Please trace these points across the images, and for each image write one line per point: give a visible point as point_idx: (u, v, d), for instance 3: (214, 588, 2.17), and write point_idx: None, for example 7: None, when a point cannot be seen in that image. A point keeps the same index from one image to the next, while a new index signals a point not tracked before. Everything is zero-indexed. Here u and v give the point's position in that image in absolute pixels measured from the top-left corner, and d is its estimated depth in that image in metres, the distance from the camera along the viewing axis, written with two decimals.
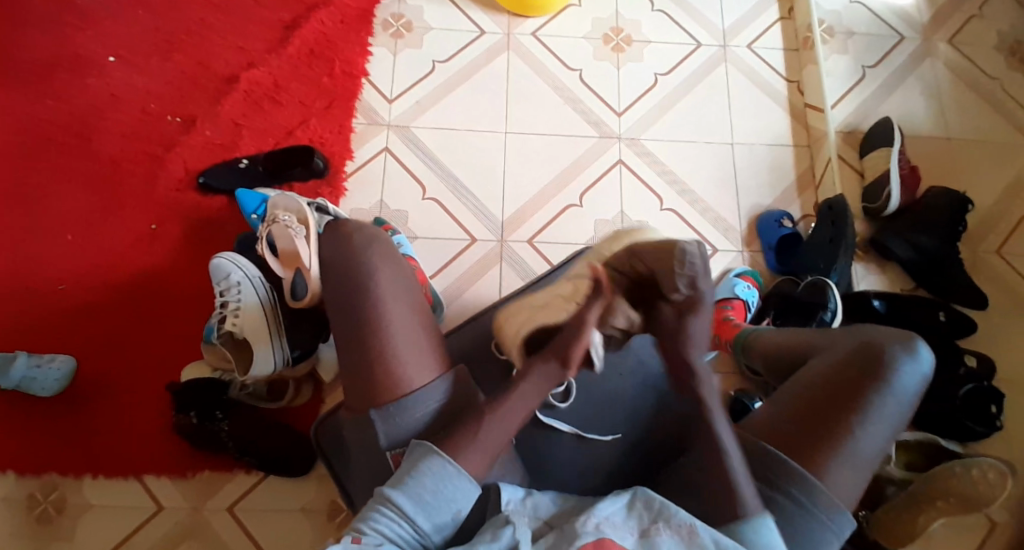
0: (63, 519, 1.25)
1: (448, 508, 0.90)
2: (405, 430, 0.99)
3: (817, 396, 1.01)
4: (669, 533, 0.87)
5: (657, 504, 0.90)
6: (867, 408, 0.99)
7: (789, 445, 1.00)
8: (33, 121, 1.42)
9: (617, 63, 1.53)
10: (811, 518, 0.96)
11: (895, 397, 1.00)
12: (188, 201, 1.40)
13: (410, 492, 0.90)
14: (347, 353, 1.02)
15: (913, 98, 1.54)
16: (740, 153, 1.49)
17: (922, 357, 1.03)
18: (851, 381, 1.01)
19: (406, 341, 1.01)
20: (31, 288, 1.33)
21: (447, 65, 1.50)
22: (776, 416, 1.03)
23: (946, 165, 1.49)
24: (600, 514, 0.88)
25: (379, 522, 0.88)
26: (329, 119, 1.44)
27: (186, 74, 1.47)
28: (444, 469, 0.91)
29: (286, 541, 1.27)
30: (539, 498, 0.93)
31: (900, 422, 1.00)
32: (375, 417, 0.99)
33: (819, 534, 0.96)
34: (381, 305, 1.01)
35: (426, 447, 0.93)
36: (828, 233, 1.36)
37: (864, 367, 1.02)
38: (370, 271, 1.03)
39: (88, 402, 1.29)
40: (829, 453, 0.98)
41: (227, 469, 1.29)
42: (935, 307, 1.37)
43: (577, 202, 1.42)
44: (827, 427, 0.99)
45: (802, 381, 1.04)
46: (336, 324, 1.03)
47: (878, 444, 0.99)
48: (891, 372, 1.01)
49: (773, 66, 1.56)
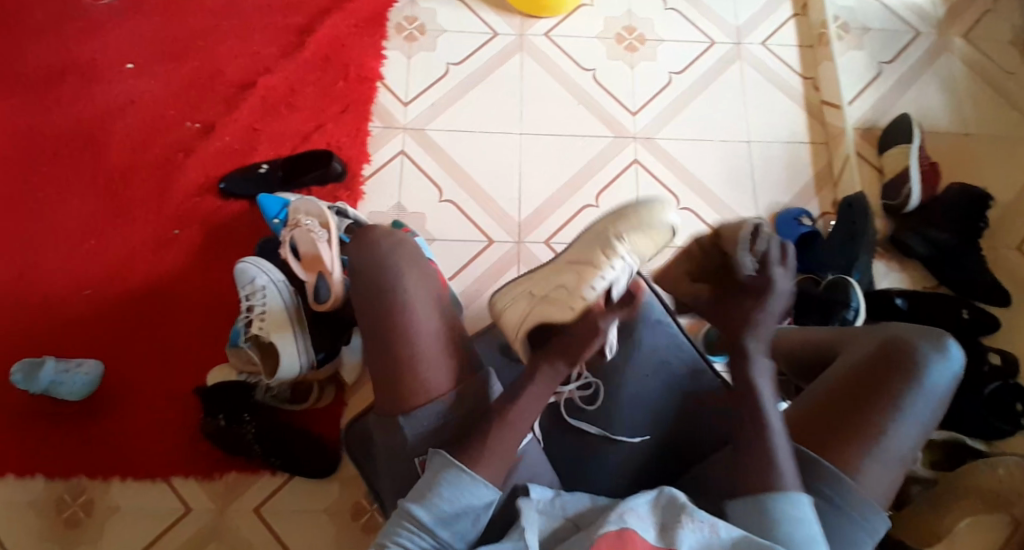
0: (92, 521, 1.27)
1: (468, 516, 0.92)
2: (433, 433, 1.00)
3: (846, 394, 1.01)
4: (691, 527, 0.87)
5: (679, 502, 0.90)
6: (897, 407, 0.99)
7: (818, 444, 1.00)
8: (58, 129, 1.45)
9: (630, 62, 1.54)
10: (843, 518, 0.97)
11: (925, 394, 1.00)
12: (209, 206, 1.41)
13: (429, 505, 0.91)
14: (375, 358, 1.03)
15: (930, 93, 1.53)
16: (757, 150, 1.49)
17: (951, 353, 1.03)
18: (881, 377, 1.01)
19: (434, 345, 1.02)
20: (58, 294, 1.36)
21: (462, 67, 1.51)
22: (804, 415, 1.03)
23: (964, 159, 1.48)
24: (626, 508, 0.89)
25: (401, 537, 0.91)
26: (346, 123, 1.46)
27: (205, 81, 1.49)
28: (462, 481, 0.92)
29: (310, 542, 1.28)
30: (568, 498, 0.94)
31: (930, 419, 1.00)
32: (403, 422, 1.00)
33: (851, 532, 0.97)
34: (407, 310, 1.02)
35: (444, 457, 0.94)
36: (847, 232, 1.37)
37: (893, 364, 1.01)
38: (395, 276, 1.03)
39: (115, 406, 1.31)
40: (859, 452, 0.98)
41: (252, 471, 1.31)
42: (957, 303, 1.37)
43: (593, 202, 1.43)
44: (857, 426, 0.99)
45: (830, 380, 1.04)
46: (364, 329, 1.04)
47: (908, 442, 0.99)
48: (921, 369, 1.01)
49: (788, 62, 1.56)
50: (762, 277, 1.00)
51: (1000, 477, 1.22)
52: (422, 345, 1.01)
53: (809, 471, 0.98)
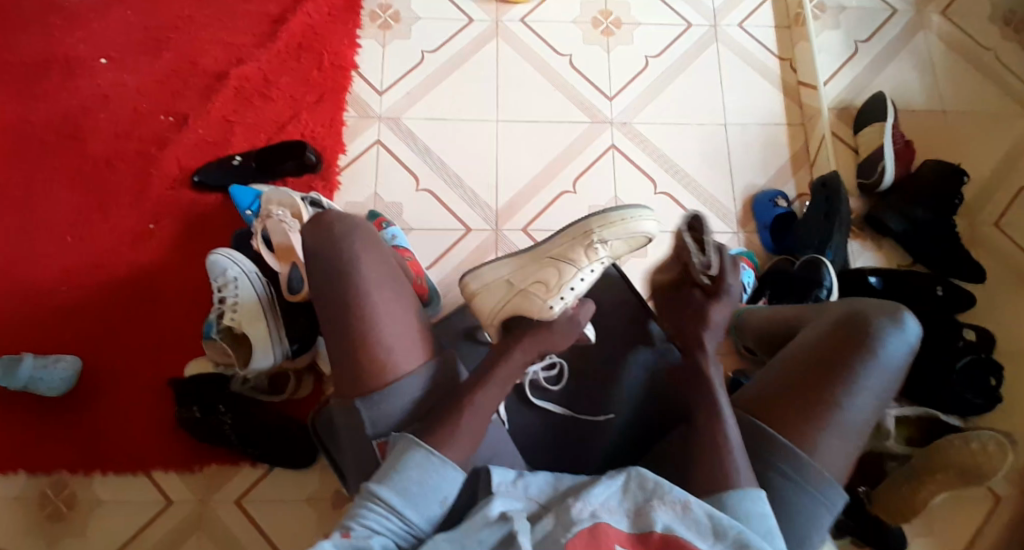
0: (73, 515, 1.27)
1: (435, 498, 0.93)
2: (391, 414, 1.02)
3: (804, 370, 1.03)
4: (664, 509, 0.90)
5: (650, 484, 0.91)
6: (852, 380, 1.00)
7: (775, 418, 1.01)
8: (29, 124, 1.44)
9: (607, 46, 1.53)
10: (799, 490, 0.98)
11: (881, 366, 1.01)
12: (183, 200, 1.41)
13: (395, 486, 0.92)
14: (335, 342, 1.05)
15: (906, 72, 1.53)
16: (734, 132, 1.49)
17: (906, 326, 1.04)
18: (836, 351, 1.02)
19: (393, 327, 1.04)
20: (33, 289, 1.35)
21: (436, 54, 1.50)
22: (762, 388, 1.04)
23: (941, 138, 1.48)
24: (594, 501, 0.89)
25: (367, 517, 0.90)
26: (321, 113, 1.45)
27: (178, 73, 1.47)
28: (429, 461, 0.94)
29: (293, 531, 1.29)
30: (530, 478, 0.96)
31: (887, 392, 1.02)
32: (359, 405, 1.02)
33: (806, 502, 0.98)
34: (365, 293, 1.04)
35: (410, 439, 0.96)
36: (822, 213, 1.37)
37: (850, 337, 1.03)
38: (354, 261, 1.05)
39: (92, 400, 1.32)
40: (815, 425, 0.99)
41: (233, 463, 1.32)
42: (931, 280, 1.38)
43: (570, 188, 1.43)
44: (813, 399, 1.00)
45: (790, 354, 1.06)
46: (323, 314, 1.06)
47: (864, 414, 1.00)
48: (877, 341, 1.02)
49: (765, 43, 1.55)
50: (717, 286, 1.07)
51: (973, 450, 1.23)
52: (380, 327, 1.03)
53: (764, 444, 1.00)
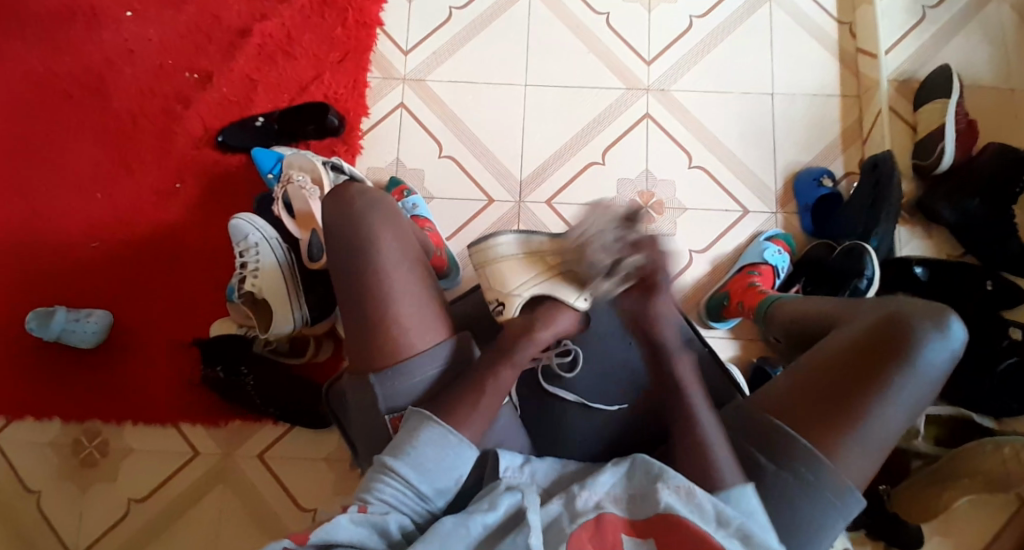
0: (106, 462, 1.34)
1: (450, 475, 0.93)
2: (403, 393, 1.02)
3: (830, 372, 0.97)
4: (668, 492, 0.88)
5: (654, 469, 0.91)
6: (886, 388, 0.94)
7: (798, 422, 0.96)
8: (59, 77, 1.44)
9: (648, 5, 1.44)
10: (818, 499, 0.93)
11: (918, 376, 0.95)
12: (209, 159, 1.40)
13: (411, 461, 0.92)
14: (353, 317, 1.05)
15: (977, 42, 1.40)
16: (780, 105, 1.39)
17: (951, 334, 0.97)
18: (867, 357, 0.96)
19: (410, 304, 1.04)
20: (66, 243, 1.39)
21: (465, 11, 1.44)
22: (787, 389, 0.99)
23: (1009, 117, 1.36)
24: (600, 490, 0.90)
25: (382, 491, 0.91)
26: (343, 74, 1.41)
27: (202, 27, 1.45)
28: (446, 439, 0.94)
29: (311, 488, 1.33)
30: (537, 463, 0.97)
31: (920, 404, 0.95)
32: (374, 382, 1.02)
33: (824, 513, 0.94)
34: (384, 269, 1.04)
35: (424, 414, 0.96)
36: (870, 195, 1.29)
37: (886, 344, 0.96)
38: (373, 236, 1.05)
39: (122, 355, 1.36)
40: (841, 433, 0.94)
41: (256, 420, 1.35)
42: (981, 274, 1.30)
43: (599, 159, 1.37)
44: (841, 404, 0.95)
45: (819, 353, 0.99)
46: (341, 289, 1.06)
47: (895, 425, 0.95)
48: (914, 350, 0.95)
49: (822, 4, 1.43)
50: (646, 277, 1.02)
51: (1003, 456, 1.20)
52: (398, 304, 1.03)
53: (782, 452, 0.95)
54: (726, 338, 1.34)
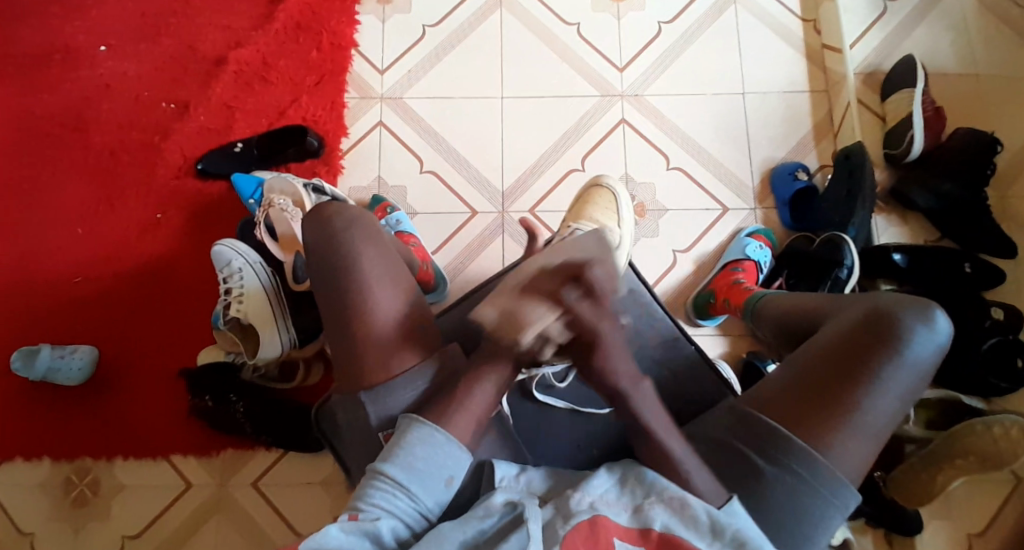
0: (97, 500, 1.31)
1: (441, 474, 0.90)
2: (398, 409, 0.96)
3: (821, 368, 0.93)
4: (661, 505, 0.84)
5: (647, 478, 0.87)
6: (876, 381, 0.91)
7: (789, 420, 0.91)
8: (35, 114, 1.44)
9: (617, 13, 1.46)
10: (812, 493, 0.89)
11: (907, 367, 0.91)
12: (189, 188, 1.40)
13: (401, 462, 0.89)
14: (337, 337, 0.99)
15: (937, 33, 1.44)
16: (753, 104, 1.42)
17: (937, 326, 0.94)
18: (857, 352, 0.92)
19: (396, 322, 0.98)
20: (48, 281, 1.37)
21: (438, 28, 1.46)
22: (776, 386, 0.94)
23: (972, 104, 1.40)
24: (594, 493, 0.86)
25: (375, 495, 0.87)
26: (321, 96, 1.42)
27: (177, 58, 1.45)
28: (435, 437, 0.90)
29: (307, 514, 1.31)
30: (534, 473, 0.91)
31: (912, 395, 0.92)
32: (364, 399, 0.96)
33: (817, 507, 0.89)
34: (366, 288, 0.98)
35: (412, 417, 0.92)
36: (845, 187, 1.31)
37: (873, 338, 0.93)
38: (353, 253, 0.99)
39: (109, 389, 1.34)
40: (832, 428, 0.90)
41: (248, 448, 1.33)
42: (958, 258, 1.31)
43: (578, 166, 1.39)
44: (832, 399, 0.91)
45: (808, 348, 0.96)
46: (324, 307, 1.00)
47: (886, 418, 0.91)
48: (902, 341, 0.92)
49: (787, 4, 1.47)
50: None
51: (994, 436, 1.18)
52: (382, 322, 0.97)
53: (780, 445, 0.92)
54: (716, 335, 1.34)
